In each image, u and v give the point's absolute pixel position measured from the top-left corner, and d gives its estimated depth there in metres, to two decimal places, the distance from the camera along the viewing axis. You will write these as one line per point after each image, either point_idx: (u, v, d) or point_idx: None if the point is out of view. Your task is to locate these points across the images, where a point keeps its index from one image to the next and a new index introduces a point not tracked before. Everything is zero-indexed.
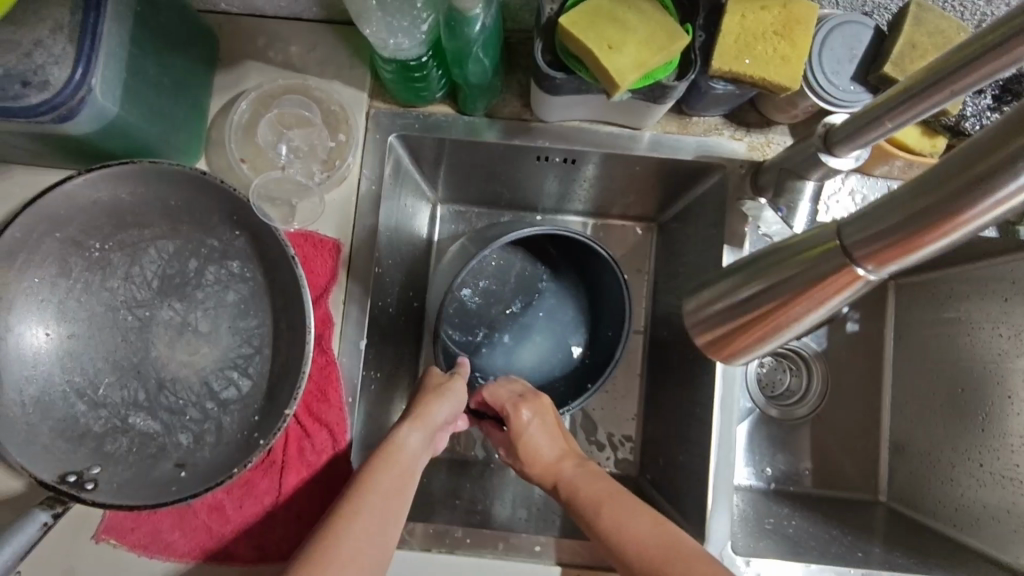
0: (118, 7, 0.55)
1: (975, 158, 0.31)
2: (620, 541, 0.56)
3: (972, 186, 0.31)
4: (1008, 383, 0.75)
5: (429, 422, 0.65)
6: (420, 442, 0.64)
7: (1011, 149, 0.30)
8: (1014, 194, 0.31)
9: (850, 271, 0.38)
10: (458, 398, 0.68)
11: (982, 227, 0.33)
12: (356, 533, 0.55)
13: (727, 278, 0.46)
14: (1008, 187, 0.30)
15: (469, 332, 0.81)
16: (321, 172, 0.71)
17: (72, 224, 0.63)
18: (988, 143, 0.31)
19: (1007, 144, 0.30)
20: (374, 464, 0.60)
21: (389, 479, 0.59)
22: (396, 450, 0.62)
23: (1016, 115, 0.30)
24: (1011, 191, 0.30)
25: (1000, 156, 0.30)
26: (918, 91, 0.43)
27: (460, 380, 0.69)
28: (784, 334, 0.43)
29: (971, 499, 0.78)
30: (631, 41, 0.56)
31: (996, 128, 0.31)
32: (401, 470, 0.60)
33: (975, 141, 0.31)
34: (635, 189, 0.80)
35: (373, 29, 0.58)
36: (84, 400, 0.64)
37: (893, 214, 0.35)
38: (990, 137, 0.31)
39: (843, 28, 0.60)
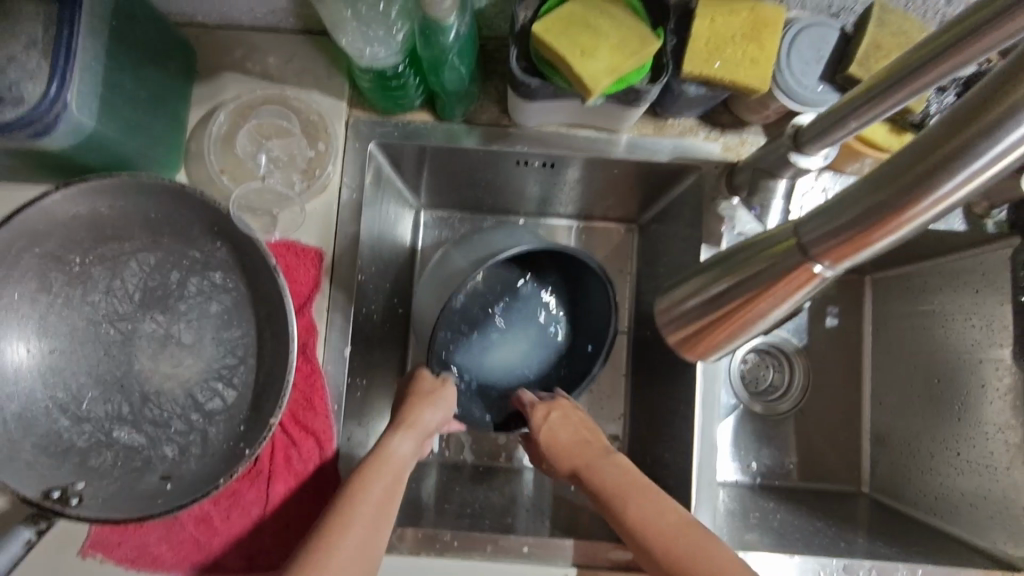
0: (93, 22, 0.55)
1: (920, 155, 0.32)
2: (643, 531, 0.57)
3: (928, 176, 0.32)
4: (983, 373, 0.77)
5: (419, 427, 0.65)
6: (411, 448, 0.64)
7: (955, 146, 0.31)
8: (962, 185, 0.32)
9: (808, 267, 0.38)
10: (446, 404, 0.69)
11: (933, 218, 0.34)
12: (347, 543, 0.55)
13: (700, 272, 0.45)
14: (960, 177, 0.31)
15: (456, 338, 0.79)
16: (301, 182, 0.71)
17: (51, 240, 0.62)
18: (938, 136, 0.31)
19: (955, 138, 0.31)
20: (364, 472, 0.60)
21: (380, 486, 0.60)
22: (387, 456, 0.62)
23: (960, 112, 0.31)
24: (962, 181, 0.31)
25: (946, 152, 0.31)
26: (881, 90, 0.44)
27: (450, 386, 0.70)
28: (750, 329, 0.43)
29: (950, 487, 0.80)
30: (604, 46, 0.57)
31: (943, 123, 0.31)
32: (389, 479, 0.61)
33: (923, 138, 0.32)
34: (615, 191, 0.81)
35: (349, 39, 0.58)
36: (67, 415, 0.64)
37: (850, 209, 0.35)
38: (941, 129, 0.31)
39: (809, 31, 0.62)
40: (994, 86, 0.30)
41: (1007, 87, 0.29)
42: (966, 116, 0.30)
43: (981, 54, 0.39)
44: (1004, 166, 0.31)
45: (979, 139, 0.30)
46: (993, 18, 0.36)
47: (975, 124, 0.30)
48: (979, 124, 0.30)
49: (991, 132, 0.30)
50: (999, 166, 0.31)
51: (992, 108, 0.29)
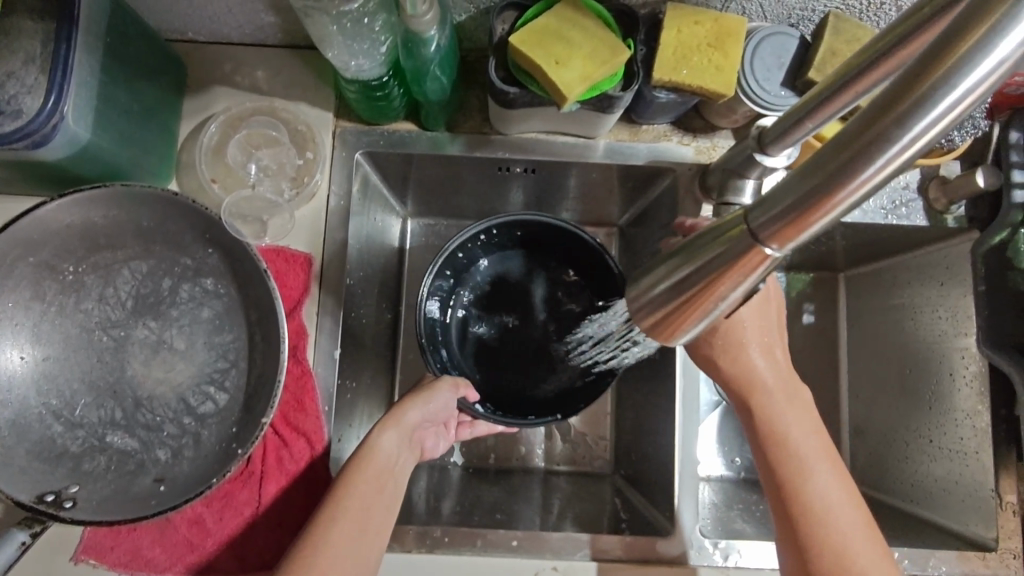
0: (90, 39, 0.58)
1: (848, 139, 0.28)
2: (824, 509, 0.56)
3: (858, 157, 0.28)
4: (950, 362, 0.81)
5: (403, 423, 0.65)
6: (395, 443, 0.64)
7: (882, 124, 0.27)
8: (886, 167, 0.28)
9: (757, 251, 0.33)
10: (434, 402, 0.69)
11: (862, 200, 0.30)
12: (336, 539, 0.57)
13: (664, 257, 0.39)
14: (885, 156, 0.28)
15: (464, 356, 0.82)
16: (290, 189, 0.73)
17: (45, 249, 0.64)
18: (869, 114, 0.28)
19: (876, 122, 0.28)
20: (350, 470, 0.61)
21: (364, 483, 0.60)
22: (372, 454, 0.62)
23: (884, 93, 0.28)
24: (887, 160, 0.28)
25: (873, 133, 0.28)
26: (840, 85, 0.45)
27: (445, 384, 0.70)
28: (710, 315, 0.38)
29: (925, 474, 0.83)
30: (576, 55, 0.60)
31: (878, 97, 0.28)
32: (375, 474, 0.62)
33: (850, 121, 0.29)
34: (595, 195, 0.84)
35: (336, 52, 0.61)
36: (61, 421, 0.65)
37: (787, 195, 0.31)
38: (875, 103, 0.28)
39: (771, 39, 0.66)
40: (926, 58, 0.27)
41: (937, 59, 0.27)
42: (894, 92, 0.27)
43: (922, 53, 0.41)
44: (934, 139, 0.28)
45: (910, 114, 0.27)
46: (923, 23, 0.39)
47: (904, 100, 0.27)
48: (905, 102, 0.27)
49: (923, 105, 0.27)
50: (930, 138, 0.28)
51: (920, 82, 0.27)
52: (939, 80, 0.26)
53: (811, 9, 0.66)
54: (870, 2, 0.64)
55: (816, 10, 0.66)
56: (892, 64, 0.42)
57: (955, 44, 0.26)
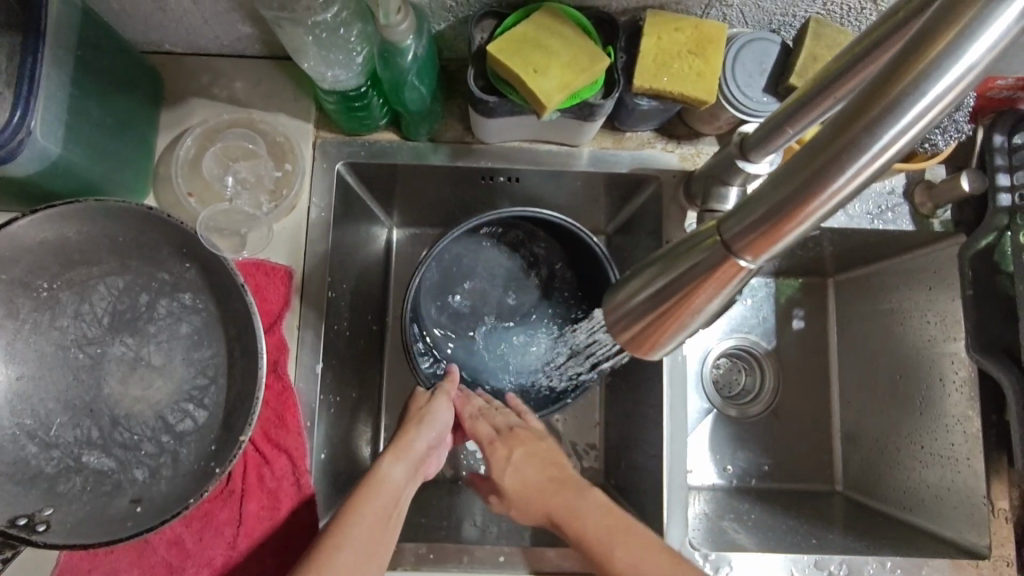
0: (58, 53, 0.57)
1: (820, 146, 0.28)
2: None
3: (831, 164, 0.27)
4: (939, 367, 0.80)
5: (409, 452, 0.66)
6: (402, 473, 0.64)
7: (852, 133, 0.27)
8: (857, 177, 0.27)
9: (732, 263, 0.32)
10: (437, 423, 0.69)
11: (836, 210, 0.29)
12: (341, 561, 0.55)
13: (641, 267, 0.38)
14: (857, 164, 0.27)
15: (456, 356, 0.81)
16: (269, 203, 0.72)
17: (17, 266, 0.63)
18: (839, 121, 0.27)
19: (846, 129, 0.27)
20: (359, 495, 0.61)
21: (370, 511, 0.59)
22: (379, 482, 0.62)
23: (854, 99, 0.27)
24: (860, 169, 0.27)
25: (842, 141, 0.27)
26: (824, 86, 0.44)
27: (439, 401, 0.71)
28: (687, 329, 0.37)
29: (917, 480, 0.82)
30: (555, 64, 0.60)
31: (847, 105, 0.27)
32: (382, 501, 0.61)
33: (821, 128, 0.28)
34: (581, 203, 0.83)
35: (312, 63, 0.61)
36: (35, 441, 0.63)
37: (762, 203, 0.30)
38: (845, 110, 0.27)
39: (752, 45, 0.65)
40: (896, 62, 0.26)
41: (908, 62, 0.26)
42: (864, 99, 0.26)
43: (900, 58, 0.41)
44: (907, 147, 0.27)
45: (879, 122, 0.26)
46: (898, 28, 0.39)
47: (875, 106, 0.26)
48: (875, 109, 0.26)
49: (894, 111, 0.26)
50: (901, 147, 0.27)
51: (890, 88, 0.26)
52: (908, 87, 0.26)
53: (792, 15, 0.65)
54: (850, 7, 0.63)
55: (797, 15, 0.65)
56: (870, 71, 0.41)
57: (924, 50, 0.26)
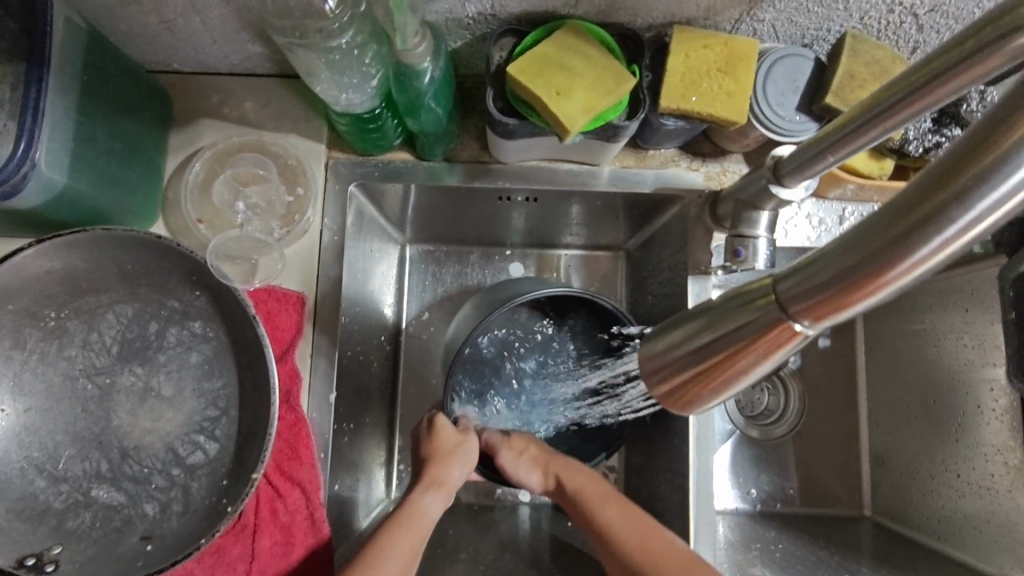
0: (63, 80, 0.55)
1: (905, 207, 0.26)
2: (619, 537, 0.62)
3: (916, 229, 0.26)
4: (976, 392, 0.76)
5: (447, 487, 0.67)
6: (437, 508, 0.66)
7: (941, 199, 0.25)
8: (939, 249, 0.26)
9: (787, 326, 0.30)
10: (471, 456, 0.70)
11: (906, 285, 0.28)
12: None
13: (682, 315, 0.35)
14: (945, 233, 0.26)
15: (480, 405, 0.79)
16: (281, 227, 0.71)
17: (24, 296, 0.61)
18: (921, 188, 0.26)
19: (934, 194, 0.26)
20: (394, 528, 0.62)
21: (405, 547, 0.60)
22: (416, 516, 0.64)
23: (941, 163, 0.26)
24: (947, 239, 0.26)
25: (931, 207, 0.26)
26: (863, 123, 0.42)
27: (473, 437, 0.71)
28: (731, 389, 0.34)
29: (952, 510, 0.78)
30: (579, 86, 0.57)
31: (932, 169, 0.26)
32: (418, 535, 0.62)
33: (904, 190, 0.27)
34: (601, 221, 0.81)
35: (324, 87, 0.58)
36: (43, 476, 0.62)
37: (828, 267, 0.28)
38: (932, 173, 0.26)
39: (785, 62, 0.62)
40: (984, 128, 0.25)
41: (1000, 129, 0.25)
42: (955, 163, 0.25)
43: (959, 91, 0.38)
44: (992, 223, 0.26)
45: (970, 191, 0.25)
46: (966, 57, 0.35)
47: (968, 171, 0.25)
48: (967, 174, 0.25)
49: (987, 179, 0.25)
50: (988, 222, 0.26)
51: (985, 152, 0.25)
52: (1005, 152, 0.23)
53: (826, 29, 0.62)
54: (889, 21, 0.60)
55: (832, 30, 0.62)
56: (925, 103, 0.39)
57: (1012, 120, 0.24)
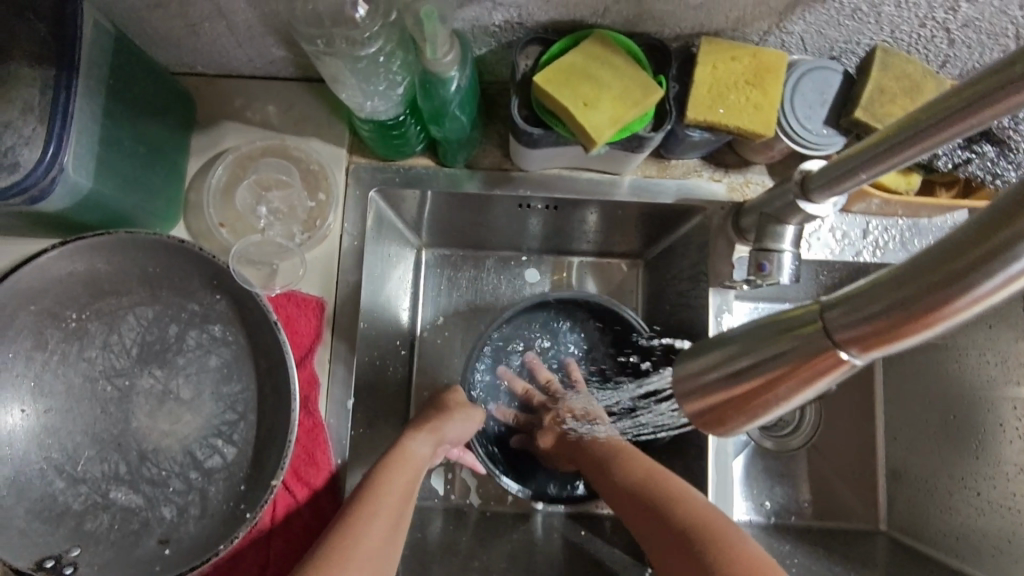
0: (89, 84, 0.55)
1: (965, 242, 0.26)
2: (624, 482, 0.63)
3: (975, 267, 0.25)
4: (999, 410, 0.75)
5: (439, 434, 0.66)
6: (427, 451, 0.64)
7: (1004, 236, 0.25)
8: (998, 289, 0.26)
9: (832, 354, 0.30)
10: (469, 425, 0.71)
11: (961, 321, 0.28)
12: (371, 529, 0.53)
13: (721, 337, 0.35)
14: (1004, 272, 0.25)
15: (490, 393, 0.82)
16: (302, 233, 0.70)
17: (47, 297, 0.61)
18: (978, 227, 0.26)
19: (994, 233, 0.25)
20: (390, 466, 0.60)
21: (400, 482, 0.59)
22: (408, 456, 0.62)
23: (1003, 201, 0.25)
24: (1006, 278, 0.25)
25: (992, 245, 0.25)
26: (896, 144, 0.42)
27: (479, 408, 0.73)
28: (767, 416, 0.34)
29: (971, 527, 0.77)
30: (605, 97, 0.57)
31: (990, 208, 0.26)
32: (411, 472, 0.61)
33: (962, 227, 0.26)
34: (620, 230, 0.80)
35: (349, 94, 0.58)
36: (63, 477, 0.62)
37: (877, 298, 0.28)
38: (991, 211, 0.25)
39: (812, 75, 0.61)
40: None
41: None
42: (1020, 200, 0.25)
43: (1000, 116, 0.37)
44: None
45: None
46: (1006, 84, 0.35)
47: None
48: None
49: None
50: None
51: None
52: None
53: (856, 42, 0.61)
54: (921, 35, 0.59)
55: (861, 43, 0.61)
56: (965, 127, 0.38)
57: None
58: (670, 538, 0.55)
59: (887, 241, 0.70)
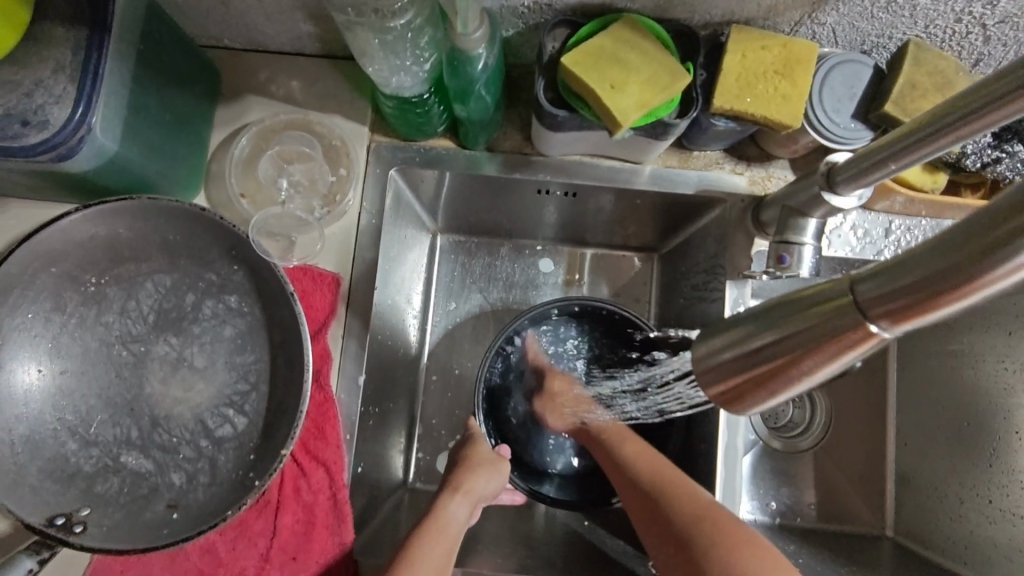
0: (120, 47, 0.55)
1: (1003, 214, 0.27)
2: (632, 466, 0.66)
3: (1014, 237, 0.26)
4: (1014, 419, 0.74)
5: (473, 493, 0.67)
6: (464, 514, 0.65)
7: None
8: None
9: (863, 328, 0.30)
10: (500, 476, 0.71)
11: (991, 295, 0.28)
12: None
13: (742, 313, 0.34)
14: None
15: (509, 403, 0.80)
16: (322, 207, 0.71)
17: (68, 259, 0.62)
18: (1012, 203, 0.27)
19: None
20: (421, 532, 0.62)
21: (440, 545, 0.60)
22: (441, 521, 0.63)
23: None
24: None
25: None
26: (927, 132, 0.42)
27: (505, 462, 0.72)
28: (787, 393, 0.33)
29: (980, 536, 0.76)
30: (633, 81, 0.56)
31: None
32: (449, 539, 0.62)
33: (998, 199, 0.27)
34: (637, 220, 0.79)
35: (376, 68, 0.58)
36: (75, 438, 0.62)
37: (915, 270, 0.28)
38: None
39: (843, 67, 0.61)
40: None
41: None
42: None
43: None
44: None
45: None
46: None
47: None
48: None
49: None
50: None
51: None
52: None
53: (888, 36, 0.60)
54: (955, 31, 0.58)
55: (894, 37, 0.60)
56: (990, 120, 0.38)
57: None
58: (668, 524, 0.58)
59: (909, 241, 0.69)
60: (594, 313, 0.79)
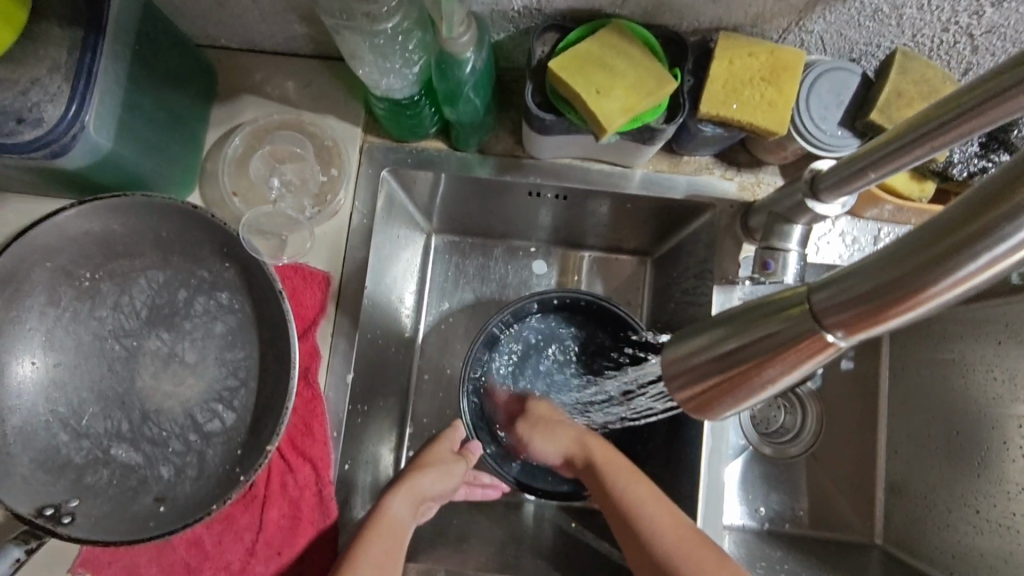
0: (115, 47, 0.56)
1: (946, 228, 0.27)
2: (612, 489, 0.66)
3: (958, 250, 0.27)
4: (1004, 428, 0.74)
5: (416, 492, 0.67)
6: (406, 512, 0.65)
7: (990, 218, 0.26)
8: (975, 275, 0.27)
9: (819, 336, 0.30)
10: (453, 477, 0.70)
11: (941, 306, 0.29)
12: None
13: (710, 320, 0.35)
14: (986, 255, 0.26)
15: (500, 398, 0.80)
16: (313, 207, 0.72)
17: (63, 255, 0.63)
18: (958, 217, 0.27)
19: (976, 218, 0.26)
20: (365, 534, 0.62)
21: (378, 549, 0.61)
22: (384, 520, 0.63)
23: (985, 189, 0.27)
24: (989, 260, 0.26)
25: (985, 222, 0.26)
26: (902, 143, 0.42)
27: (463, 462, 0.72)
28: (753, 399, 0.34)
29: (968, 545, 0.76)
30: (619, 86, 0.57)
31: (972, 196, 0.27)
32: (390, 539, 0.62)
33: (951, 208, 0.27)
34: (629, 224, 0.80)
35: (366, 70, 0.59)
36: (67, 430, 0.63)
37: (868, 279, 0.29)
38: (971, 200, 0.27)
39: (830, 75, 0.61)
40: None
41: None
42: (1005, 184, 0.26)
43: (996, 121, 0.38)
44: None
45: (1020, 211, 0.26)
46: (1007, 88, 0.35)
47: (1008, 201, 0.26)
48: (1009, 203, 0.26)
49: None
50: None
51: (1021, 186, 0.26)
52: None
53: (876, 45, 0.61)
54: (943, 40, 0.59)
55: (882, 46, 0.61)
56: (961, 134, 0.39)
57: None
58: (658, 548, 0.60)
59: None
60: (584, 310, 0.81)
